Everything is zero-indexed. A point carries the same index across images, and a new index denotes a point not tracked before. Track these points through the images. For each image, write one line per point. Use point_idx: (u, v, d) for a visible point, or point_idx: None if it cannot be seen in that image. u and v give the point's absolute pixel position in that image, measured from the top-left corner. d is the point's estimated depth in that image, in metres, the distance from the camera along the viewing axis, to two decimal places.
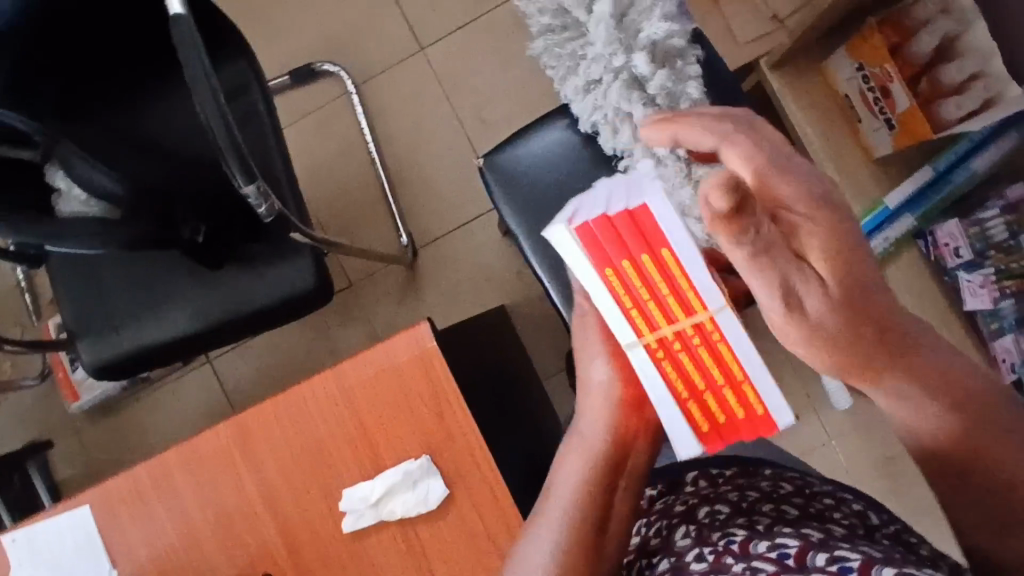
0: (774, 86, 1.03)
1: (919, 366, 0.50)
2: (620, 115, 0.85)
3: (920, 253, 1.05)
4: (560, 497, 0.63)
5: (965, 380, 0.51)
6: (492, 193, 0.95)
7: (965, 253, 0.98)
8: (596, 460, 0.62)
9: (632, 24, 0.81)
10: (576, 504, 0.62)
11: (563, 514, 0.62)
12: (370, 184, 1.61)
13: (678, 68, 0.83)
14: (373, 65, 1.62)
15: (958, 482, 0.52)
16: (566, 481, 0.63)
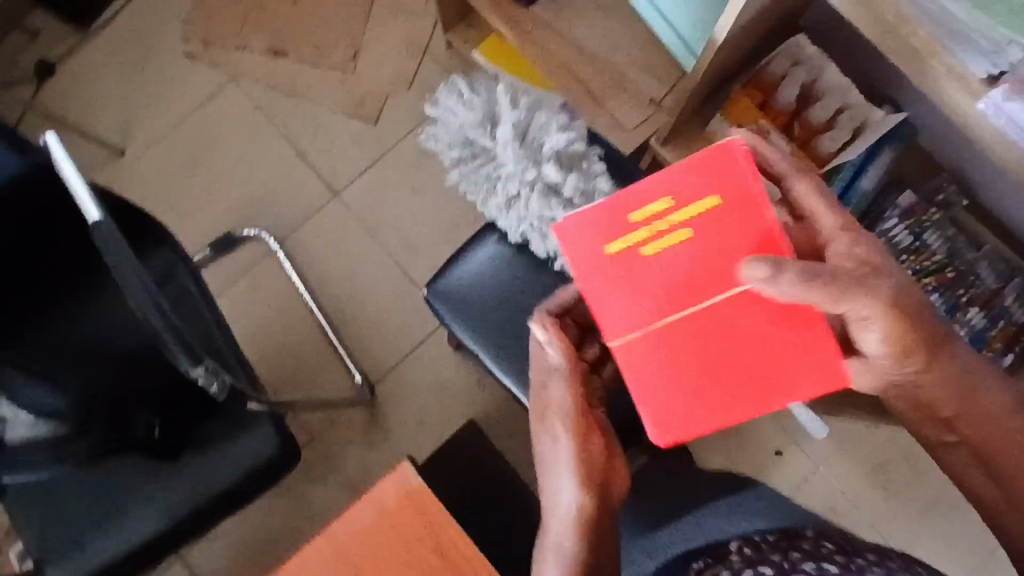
0: (669, 160, 1.11)
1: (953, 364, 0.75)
2: (545, 221, 0.90)
3: None
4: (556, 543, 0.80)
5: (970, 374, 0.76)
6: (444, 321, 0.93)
7: None
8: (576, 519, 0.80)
9: (535, 141, 0.93)
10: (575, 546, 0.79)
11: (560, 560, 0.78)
12: (313, 334, 1.60)
13: (586, 169, 0.91)
14: (291, 221, 1.66)
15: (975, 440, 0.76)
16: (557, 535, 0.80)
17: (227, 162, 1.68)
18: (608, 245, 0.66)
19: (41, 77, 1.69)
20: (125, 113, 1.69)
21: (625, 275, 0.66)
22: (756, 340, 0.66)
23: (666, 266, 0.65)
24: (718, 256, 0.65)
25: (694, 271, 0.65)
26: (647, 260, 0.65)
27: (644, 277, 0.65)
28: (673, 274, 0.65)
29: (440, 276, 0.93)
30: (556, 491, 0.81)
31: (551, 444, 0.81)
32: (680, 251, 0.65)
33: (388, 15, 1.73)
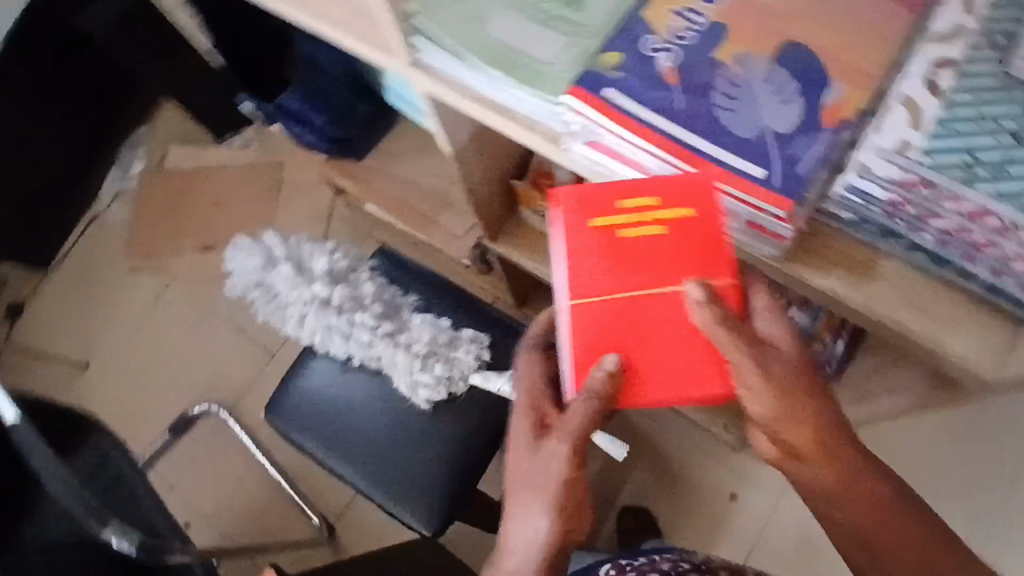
0: (502, 252, 1.26)
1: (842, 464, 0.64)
2: (332, 333, 0.88)
3: None
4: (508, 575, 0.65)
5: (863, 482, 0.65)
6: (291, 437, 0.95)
7: None
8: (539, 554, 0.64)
9: (307, 264, 0.90)
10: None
11: None
12: (270, 486, 1.71)
13: (352, 280, 0.90)
14: (238, 388, 1.82)
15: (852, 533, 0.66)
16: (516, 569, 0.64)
17: (176, 350, 1.88)
18: (595, 221, 0.61)
19: (16, 316, 1.95)
20: (88, 329, 1.93)
21: (613, 276, 0.60)
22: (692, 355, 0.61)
23: (646, 271, 0.60)
24: (677, 247, 0.60)
25: (670, 274, 0.60)
26: (631, 248, 0.60)
27: (611, 264, 0.60)
28: (650, 276, 0.60)
29: (276, 402, 0.95)
30: (524, 519, 0.64)
31: (541, 459, 0.64)
32: (656, 248, 0.60)
33: (295, 193, 1.97)
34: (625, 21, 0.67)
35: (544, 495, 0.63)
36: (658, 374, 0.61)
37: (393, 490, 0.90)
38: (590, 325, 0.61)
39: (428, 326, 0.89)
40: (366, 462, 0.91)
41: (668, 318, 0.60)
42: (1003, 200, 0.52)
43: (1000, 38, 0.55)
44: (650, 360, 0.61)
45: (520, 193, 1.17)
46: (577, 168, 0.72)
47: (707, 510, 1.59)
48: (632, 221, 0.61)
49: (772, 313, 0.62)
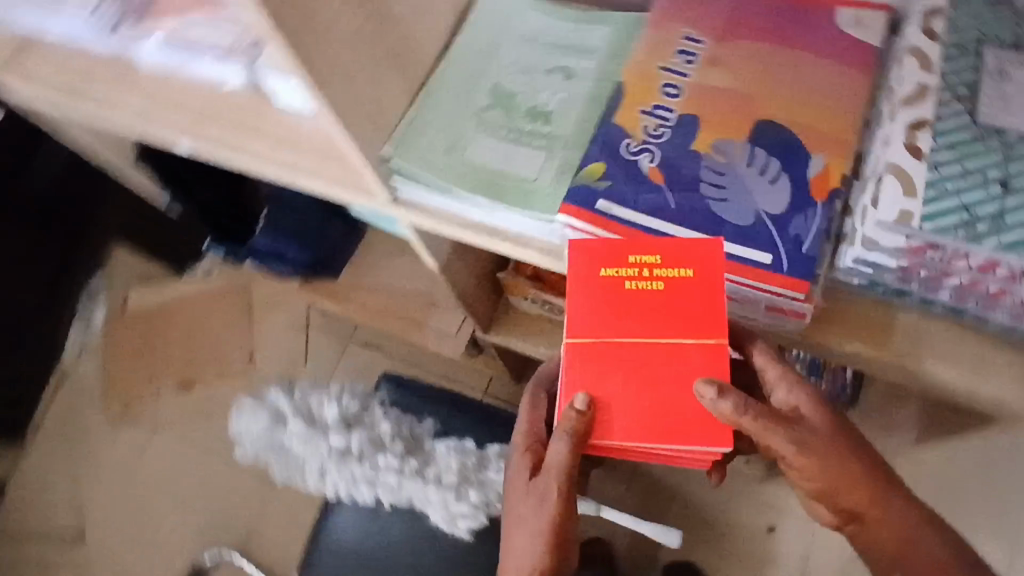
0: (499, 341, 1.25)
1: (892, 521, 0.63)
2: (357, 481, 0.85)
3: None
4: None
5: (918, 541, 0.63)
6: None
7: None
8: None
9: (317, 414, 0.88)
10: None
11: None
12: None
13: (367, 419, 0.88)
14: (245, 526, 1.74)
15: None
16: None
17: (173, 498, 1.79)
18: (602, 269, 0.60)
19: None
20: (76, 495, 1.83)
21: (607, 320, 0.59)
22: (682, 397, 0.58)
23: (639, 322, 0.59)
24: (667, 302, 0.59)
25: (665, 327, 0.59)
26: (627, 300, 0.60)
27: (602, 308, 0.60)
28: (645, 325, 0.59)
29: (310, 564, 0.92)
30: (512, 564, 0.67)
31: (529, 507, 0.66)
32: (653, 300, 0.59)
33: (268, 309, 1.90)
34: (597, 128, 0.68)
35: (535, 540, 0.66)
36: (645, 419, 0.58)
37: None
38: (581, 369, 0.59)
39: (453, 453, 0.86)
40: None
41: (660, 370, 0.59)
42: (1010, 250, 0.52)
43: (963, 90, 0.57)
44: (637, 407, 0.59)
45: (506, 283, 1.16)
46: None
47: (749, 549, 1.56)
48: (635, 274, 0.60)
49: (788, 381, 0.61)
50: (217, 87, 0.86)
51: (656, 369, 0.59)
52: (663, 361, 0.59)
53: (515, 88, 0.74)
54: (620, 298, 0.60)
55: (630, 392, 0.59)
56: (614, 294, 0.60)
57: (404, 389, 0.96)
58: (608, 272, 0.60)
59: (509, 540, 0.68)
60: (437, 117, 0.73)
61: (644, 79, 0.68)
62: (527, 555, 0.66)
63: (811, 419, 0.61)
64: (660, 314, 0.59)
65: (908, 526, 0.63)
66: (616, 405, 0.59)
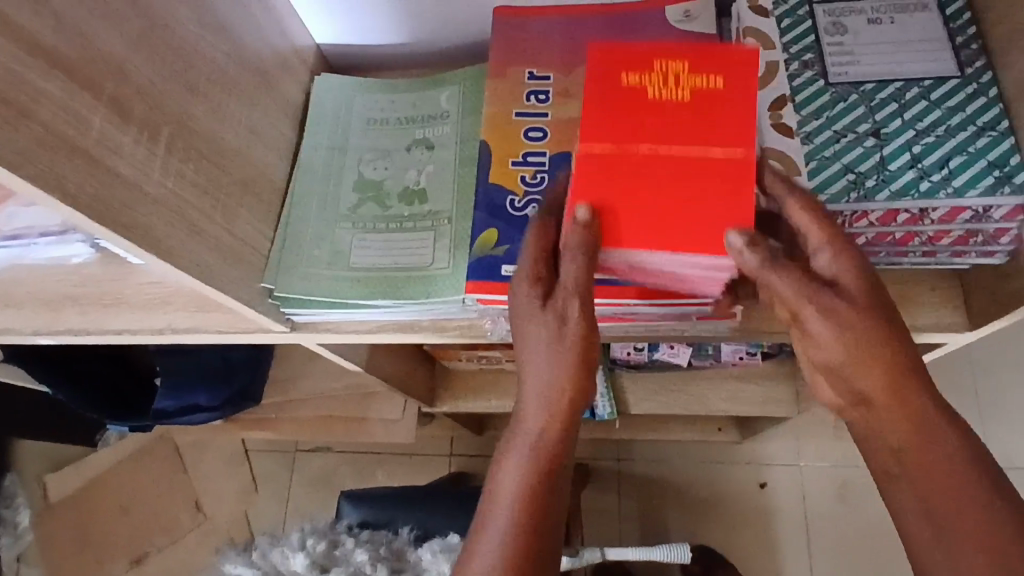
0: (449, 409, 1.19)
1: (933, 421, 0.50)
2: None
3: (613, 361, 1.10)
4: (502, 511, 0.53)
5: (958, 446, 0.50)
6: None
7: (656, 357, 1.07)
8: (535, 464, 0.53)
9: (285, 569, 0.80)
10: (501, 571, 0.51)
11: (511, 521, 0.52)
12: None
13: (339, 555, 0.81)
14: None
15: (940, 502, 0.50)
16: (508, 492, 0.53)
17: None
18: (624, 78, 0.54)
19: None
20: None
21: (626, 121, 0.53)
22: (690, 198, 0.52)
23: (660, 130, 0.53)
24: (691, 116, 0.53)
25: (686, 134, 0.53)
26: (649, 108, 0.53)
27: (621, 109, 0.54)
28: (670, 132, 0.53)
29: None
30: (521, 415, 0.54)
31: (538, 332, 0.53)
32: (676, 110, 0.53)
33: (201, 449, 1.75)
34: (476, 192, 0.66)
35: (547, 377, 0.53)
36: (654, 219, 0.52)
37: None
38: (596, 171, 0.53)
39: (441, 556, 0.79)
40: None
41: (685, 174, 0.53)
42: (900, 196, 0.53)
43: (806, 57, 0.58)
44: (650, 212, 0.52)
45: (434, 351, 1.09)
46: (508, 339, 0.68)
47: (750, 512, 1.57)
48: (660, 82, 0.53)
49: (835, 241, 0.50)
50: (61, 263, 0.78)
51: (671, 168, 0.53)
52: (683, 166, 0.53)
53: (379, 175, 0.71)
54: (639, 104, 0.53)
55: (638, 196, 0.52)
56: (636, 98, 0.53)
57: (367, 502, 0.90)
58: (632, 78, 0.54)
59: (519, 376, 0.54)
60: (310, 232, 0.68)
61: (504, 132, 0.66)
62: (539, 385, 0.53)
63: (854, 291, 0.50)
64: (688, 120, 0.53)
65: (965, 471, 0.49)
66: (626, 206, 0.52)
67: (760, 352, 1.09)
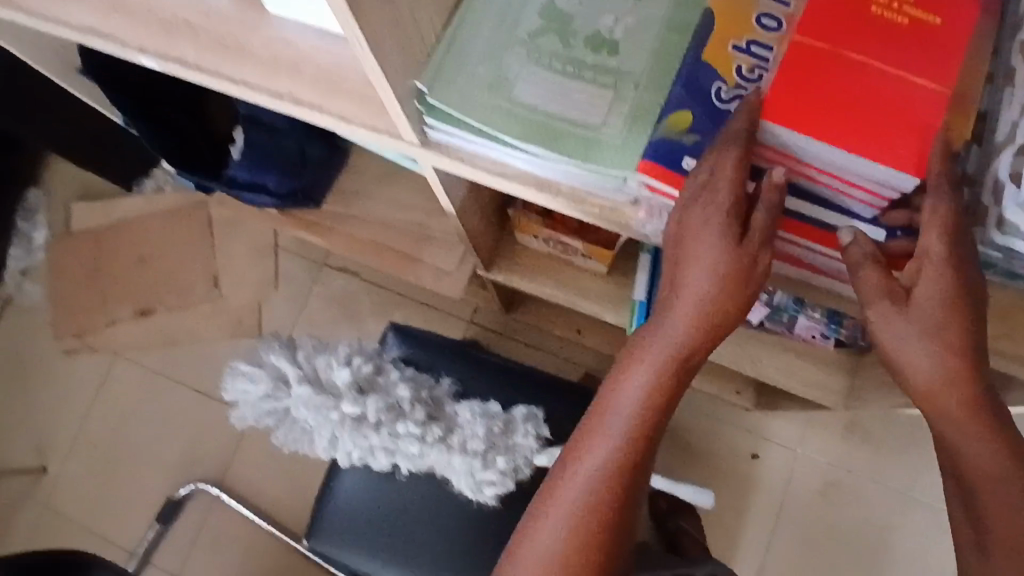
0: (502, 280, 1.16)
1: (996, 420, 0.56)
2: (375, 450, 0.78)
3: None
4: (618, 414, 0.61)
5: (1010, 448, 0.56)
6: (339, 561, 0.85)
7: None
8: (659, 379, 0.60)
9: (326, 378, 0.79)
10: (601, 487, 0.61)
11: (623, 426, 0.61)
12: (283, 555, 1.55)
13: (381, 383, 0.79)
14: (220, 460, 1.62)
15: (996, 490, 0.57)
16: (628, 400, 0.61)
17: (143, 435, 1.65)
18: None
19: None
20: (35, 436, 1.67)
21: (843, 27, 0.52)
22: (886, 115, 0.51)
23: (874, 44, 0.52)
24: (906, 42, 0.52)
25: (898, 56, 0.52)
26: (868, 22, 0.53)
27: (841, 15, 0.53)
28: (881, 50, 0.52)
29: (318, 527, 0.86)
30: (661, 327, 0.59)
31: (709, 264, 0.55)
32: (895, 32, 0.52)
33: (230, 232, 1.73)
34: (681, 66, 0.58)
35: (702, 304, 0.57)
36: (848, 124, 0.51)
37: None
38: (801, 64, 0.52)
39: (480, 418, 0.79)
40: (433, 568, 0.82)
41: (886, 101, 0.52)
42: None
43: None
44: (843, 114, 0.51)
45: (513, 219, 1.06)
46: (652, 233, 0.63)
47: (735, 477, 1.58)
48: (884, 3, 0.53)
49: (943, 255, 0.53)
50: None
51: (875, 83, 0.52)
52: (889, 83, 0.52)
53: (571, 7, 0.61)
54: (861, 16, 0.53)
55: (839, 97, 0.52)
56: (858, 10, 0.53)
57: (414, 340, 0.87)
58: None
59: (677, 293, 0.57)
60: (482, 43, 0.60)
61: (735, 8, 0.57)
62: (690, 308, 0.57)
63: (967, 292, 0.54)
64: (904, 44, 0.52)
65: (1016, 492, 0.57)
66: (823, 101, 0.52)
67: (835, 337, 1.07)
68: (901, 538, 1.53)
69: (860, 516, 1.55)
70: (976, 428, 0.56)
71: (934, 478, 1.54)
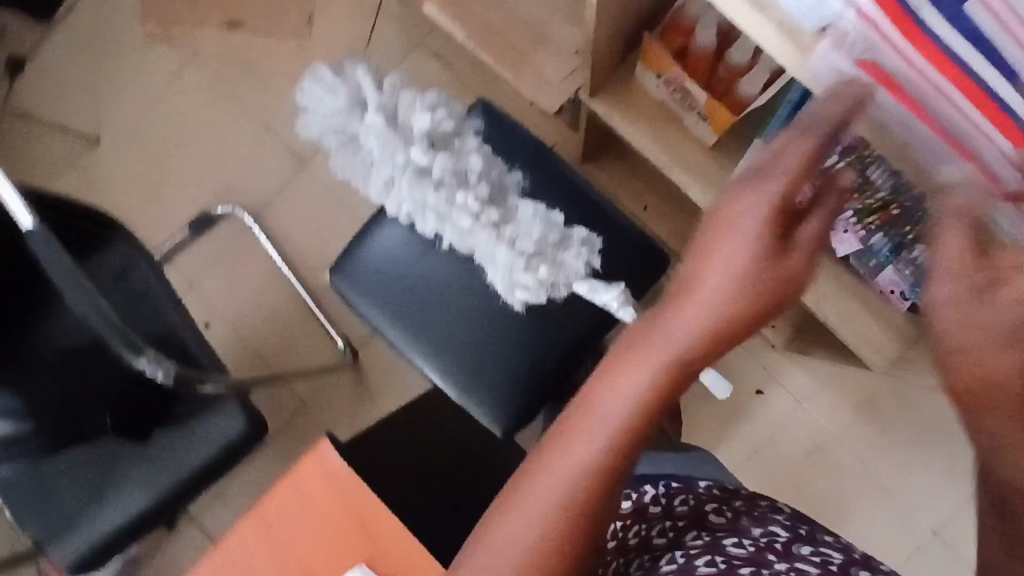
0: (600, 111, 1.08)
1: None
2: (427, 209, 0.76)
3: None
4: (610, 409, 0.56)
5: None
6: (355, 304, 0.88)
7: None
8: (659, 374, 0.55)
9: (404, 120, 0.74)
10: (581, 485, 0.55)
11: (610, 425, 0.55)
12: (294, 303, 1.60)
13: (456, 147, 0.76)
14: (262, 193, 1.63)
15: None
16: (623, 394, 0.55)
17: (196, 143, 1.66)
18: None
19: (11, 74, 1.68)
20: (95, 105, 1.67)
21: None
22: None
23: None
24: None
25: None
26: None
27: None
28: None
29: (343, 264, 0.87)
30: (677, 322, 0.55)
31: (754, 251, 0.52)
32: None
33: None
34: None
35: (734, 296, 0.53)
36: None
37: (470, 386, 0.84)
38: None
39: (538, 221, 0.76)
40: (439, 343, 0.84)
41: None
42: None
43: None
44: None
45: (644, 47, 0.97)
46: (815, 84, 0.62)
47: (734, 404, 1.57)
48: None
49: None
50: None
51: None
52: None
53: None
54: None
55: None
56: None
57: (498, 121, 0.81)
58: None
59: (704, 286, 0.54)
60: None
61: None
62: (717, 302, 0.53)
63: None
64: None
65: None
66: None
67: (913, 301, 1.00)
68: (862, 524, 1.52)
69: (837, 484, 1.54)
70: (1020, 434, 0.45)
71: (919, 479, 1.52)
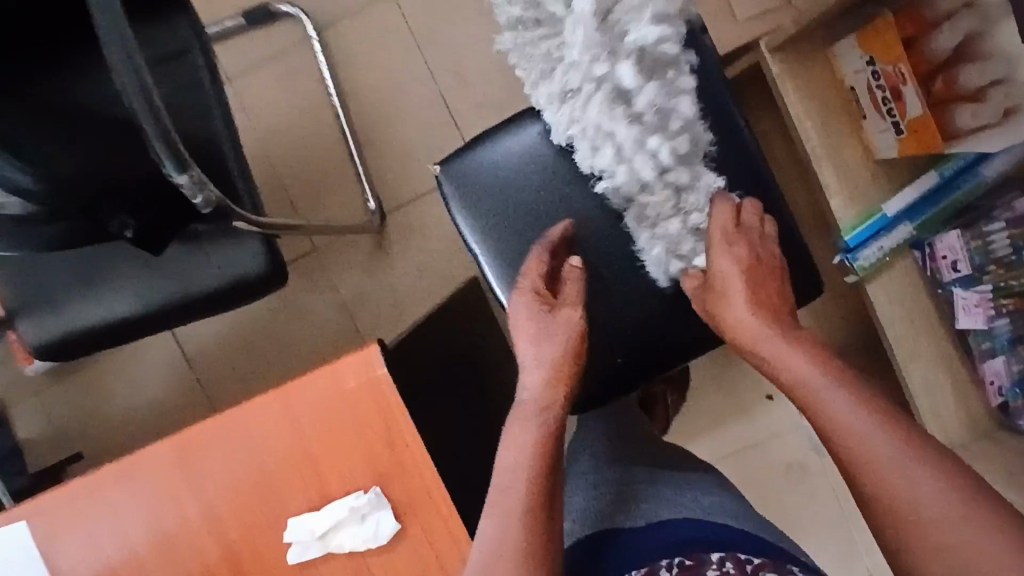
0: (772, 74, 0.93)
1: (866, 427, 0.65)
2: (600, 133, 0.79)
3: (916, 265, 0.98)
4: (515, 464, 0.74)
5: (882, 447, 0.63)
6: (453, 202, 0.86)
7: (964, 267, 0.91)
8: (536, 422, 0.76)
9: (618, 26, 0.76)
10: (529, 514, 0.71)
11: (520, 465, 0.74)
12: (336, 142, 1.48)
13: (669, 78, 0.77)
14: (334, 9, 1.46)
15: (869, 501, 0.63)
16: (520, 448, 0.75)
17: None
18: None
19: None
20: None
21: None
22: None
23: None
24: None
25: None
26: None
27: None
28: None
29: (458, 155, 0.85)
30: (529, 389, 0.78)
31: (552, 329, 0.78)
32: None
33: None
34: None
35: (557, 355, 0.77)
36: None
37: None
38: None
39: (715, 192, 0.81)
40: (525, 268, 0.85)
41: None
42: None
43: None
44: None
45: (868, 26, 0.84)
46: None
47: (739, 398, 1.55)
48: None
49: (735, 269, 0.75)
50: None
51: None
52: None
53: None
54: None
55: None
56: None
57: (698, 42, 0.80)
58: None
59: (530, 363, 0.78)
60: None
61: None
62: (545, 369, 0.77)
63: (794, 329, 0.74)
64: None
65: (883, 451, 0.63)
66: None
67: (1006, 400, 0.90)
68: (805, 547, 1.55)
69: (812, 515, 1.50)
70: (802, 363, 0.70)
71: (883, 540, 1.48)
